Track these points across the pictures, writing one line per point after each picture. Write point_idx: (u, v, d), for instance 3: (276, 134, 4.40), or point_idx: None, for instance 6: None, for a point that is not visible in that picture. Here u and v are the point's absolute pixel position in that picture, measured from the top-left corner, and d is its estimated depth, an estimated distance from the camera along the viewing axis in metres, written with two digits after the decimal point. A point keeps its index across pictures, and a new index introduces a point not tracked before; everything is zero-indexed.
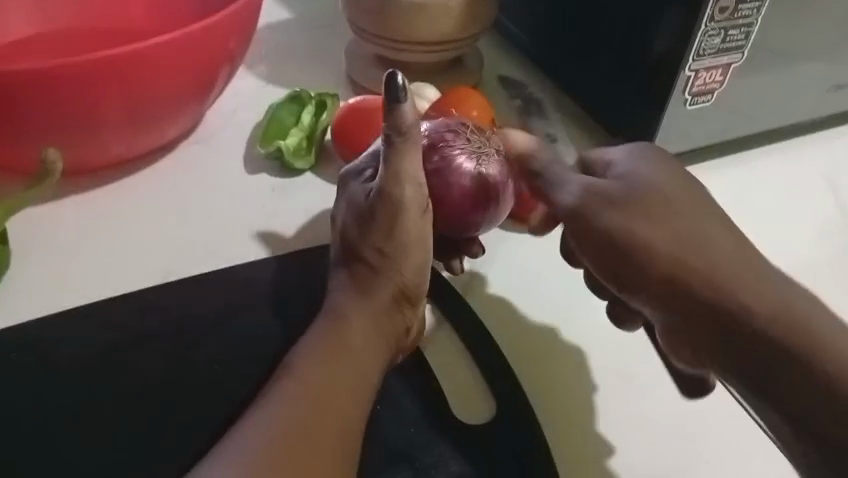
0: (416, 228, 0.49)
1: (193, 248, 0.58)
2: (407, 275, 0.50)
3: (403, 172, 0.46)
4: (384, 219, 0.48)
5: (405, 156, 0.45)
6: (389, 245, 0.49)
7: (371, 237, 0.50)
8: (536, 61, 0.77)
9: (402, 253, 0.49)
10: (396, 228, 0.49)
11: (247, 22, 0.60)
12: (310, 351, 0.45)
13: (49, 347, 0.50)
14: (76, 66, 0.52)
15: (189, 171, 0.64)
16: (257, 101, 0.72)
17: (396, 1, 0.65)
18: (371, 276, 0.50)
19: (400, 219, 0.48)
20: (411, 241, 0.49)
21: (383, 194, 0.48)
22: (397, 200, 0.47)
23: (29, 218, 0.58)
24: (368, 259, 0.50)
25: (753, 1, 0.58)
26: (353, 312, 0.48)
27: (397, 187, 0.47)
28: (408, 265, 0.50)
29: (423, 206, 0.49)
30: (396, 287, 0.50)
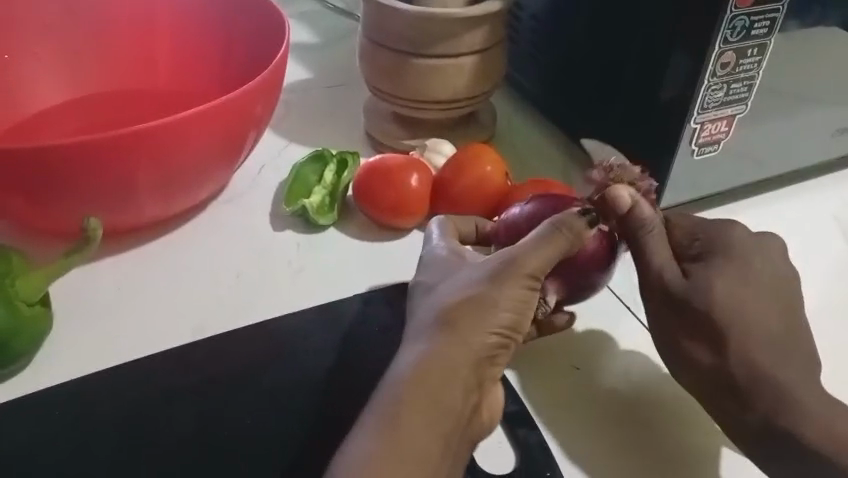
0: (525, 300, 0.45)
1: (223, 306, 0.60)
2: (494, 369, 0.45)
3: (533, 257, 0.46)
4: (494, 297, 0.44)
5: (547, 245, 0.46)
6: (496, 312, 0.44)
7: (476, 300, 0.45)
8: (548, 113, 0.80)
9: (505, 323, 0.44)
10: (501, 317, 0.44)
11: (272, 89, 0.64)
12: (401, 416, 0.42)
13: (87, 405, 0.52)
14: (111, 142, 0.55)
15: (219, 230, 0.67)
16: (282, 159, 0.75)
17: (410, 64, 0.69)
18: (463, 339, 0.44)
19: (511, 308, 0.45)
20: (510, 340, 0.45)
21: (507, 272, 0.45)
22: (515, 270, 0.45)
23: (69, 280, 0.61)
24: (470, 328, 0.44)
25: (753, 56, 0.61)
26: (435, 389, 0.42)
27: (518, 274, 0.45)
28: (503, 328, 0.44)
29: (535, 276, 0.46)
30: (478, 380, 0.44)
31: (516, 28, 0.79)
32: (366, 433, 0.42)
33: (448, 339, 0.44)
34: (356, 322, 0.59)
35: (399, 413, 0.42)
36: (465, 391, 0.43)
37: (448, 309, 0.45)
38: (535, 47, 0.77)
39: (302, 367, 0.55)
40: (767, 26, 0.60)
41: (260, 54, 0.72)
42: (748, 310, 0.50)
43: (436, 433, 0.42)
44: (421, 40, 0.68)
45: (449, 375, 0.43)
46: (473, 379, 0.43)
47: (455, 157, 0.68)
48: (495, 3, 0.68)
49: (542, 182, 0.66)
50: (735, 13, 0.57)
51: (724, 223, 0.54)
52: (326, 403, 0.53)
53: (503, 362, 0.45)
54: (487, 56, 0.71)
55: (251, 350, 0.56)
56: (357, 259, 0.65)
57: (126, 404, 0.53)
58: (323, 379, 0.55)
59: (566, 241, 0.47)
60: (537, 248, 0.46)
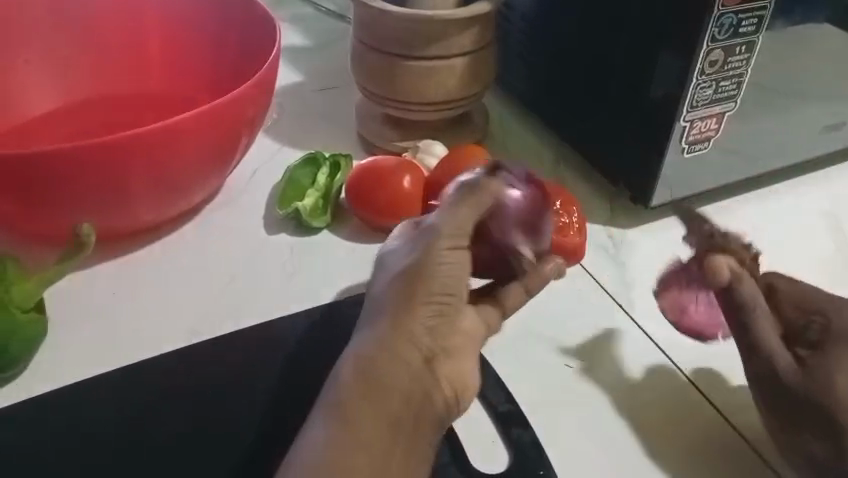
0: (453, 262, 0.39)
1: (217, 309, 0.61)
2: (441, 339, 0.39)
3: (456, 217, 0.40)
4: (421, 263, 0.39)
5: (460, 207, 0.40)
6: (428, 281, 0.39)
7: (410, 273, 0.39)
8: (540, 113, 0.80)
9: (439, 286, 0.39)
10: (434, 281, 0.39)
11: (264, 92, 0.64)
12: (345, 406, 0.39)
13: (81, 410, 0.52)
14: (102, 147, 0.55)
15: (213, 234, 0.67)
16: (276, 163, 0.76)
17: (401, 66, 0.69)
18: (400, 310, 0.39)
19: (440, 269, 0.39)
20: (450, 303, 0.39)
21: (429, 235, 0.39)
22: (432, 235, 0.39)
23: (64, 286, 0.62)
24: (407, 300, 0.39)
25: (742, 54, 0.61)
26: (379, 370, 0.39)
27: (436, 236, 0.39)
28: (441, 293, 0.39)
29: (452, 236, 0.39)
30: (424, 353, 0.39)
31: (507, 29, 0.80)
32: (315, 427, 0.40)
33: (386, 319, 0.39)
34: (349, 324, 0.59)
35: (347, 403, 0.39)
36: (408, 366, 0.39)
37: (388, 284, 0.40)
38: (526, 48, 0.77)
39: (295, 370, 0.56)
40: (755, 23, 0.60)
41: (252, 58, 0.72)
42: (834, 366, 0.44)
43: (382, 417, 0.39)
44: (412, 42, 0.68)
45: (387, 353, 0.39)
46: (418, 355, 0.39)
47: (448, 157, 0.68)
48: (484, 4, 0.68)
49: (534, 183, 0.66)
50: (722, 10, 0.58)
51: (840, 302, 0.47)
52: None
53: (449, 328, 0.39)
54: (478, 57, 0.71)
55: (245, 353, 0.57)
56: (351, 261, 0.66)
57: (121, 409, 0.53)
58: (316, 382, 0.55)
59: (485, 197, 0.40)
60: (457, 204, 0.40)
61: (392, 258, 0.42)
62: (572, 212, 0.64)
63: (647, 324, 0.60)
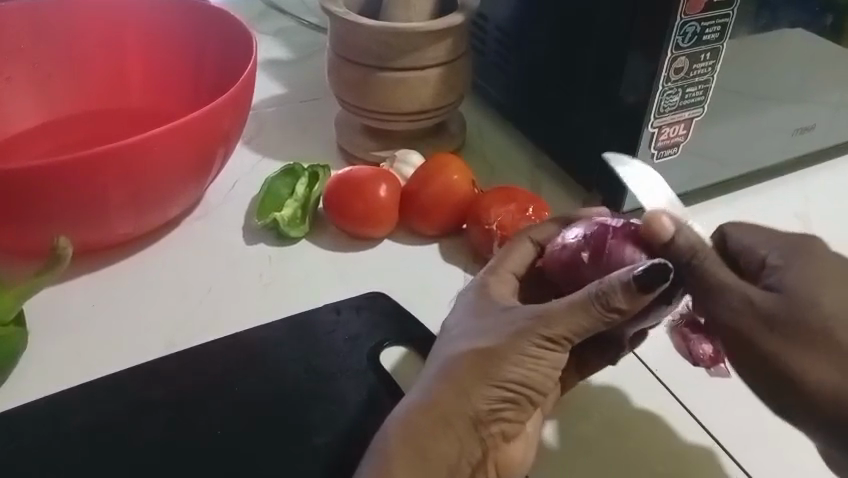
0: (548, 358, 0.45)
1: (196, 319, 0.62)
2: (503, 424, 0.45)
3: (559, 326, 0.44)
4: (505, 350, 0.44)
5: (578, 316, 0.44)
6: (515, 371, 0.44)
7: (499, 356, 0.44)
8: (517, 122, 0.81)
9: (525, 376, 0.45)
10: (509, 372, 0.44)
11: (240, 106, 0.66)
12: (393, 461, 0.44)
13: (59, 421, 0.53)
14: (80, 162, 0.56)
15: (193, 246, 0.68)
16: (255, 174, 0.77)
17: (376, 78, 0.71)
18: (478, 386, 0.44)
19: (528, 370, 0.45)
20: (525, 397, 0.45)
21: (526, 332, 0.45)
22: (536, 334, 0.44)
23: (43, 298, 0.63)
24: (491, 380, 0.44)
25: (706, 60, 0.63)
26: (444, 431, 0.44)
27: (532, 338, 0.45)
28: (523, 382, 0.45)
29: (558, 337, 0.44)
30: (480, 432, 0.44)
31: (483, 40, 0.81)
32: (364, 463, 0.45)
33: (450, 388, 0.44)
34: (325, 331, 0.60)
35: (402, 451, 0.44)
36: (461, 445, 0.44)
37: (469, 354, 0.45)
38: (502, 58, 0.79)
39: (270, 379, 0.57)
40: (718, 31, 0.62)
41: (230, 72, 0.74)
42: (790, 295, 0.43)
43: None
44: (387, 54, 0.69)
45: (444, 424, 0.44)
46: (482, 426, 0.44)
47: (424, 167, 0.70)
48: (457, 15, 0.70)
49: (507, 188, 0.68)
50: (685, 19, 0.59)
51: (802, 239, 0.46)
52: (293, 411, 0.54)
53: (514, 415, 0.45)
54: (452, 67, 0.72)
55: (223, 361, 0.58)
56: (327, 269, 0.67)
57: (99, 420, 0.54)
58: (291, 389, 0.56)
59: (600, 311, 0.44)
60: (564, 314, 0.44)
61: (478, 331, 0.47)
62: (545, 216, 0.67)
63: None
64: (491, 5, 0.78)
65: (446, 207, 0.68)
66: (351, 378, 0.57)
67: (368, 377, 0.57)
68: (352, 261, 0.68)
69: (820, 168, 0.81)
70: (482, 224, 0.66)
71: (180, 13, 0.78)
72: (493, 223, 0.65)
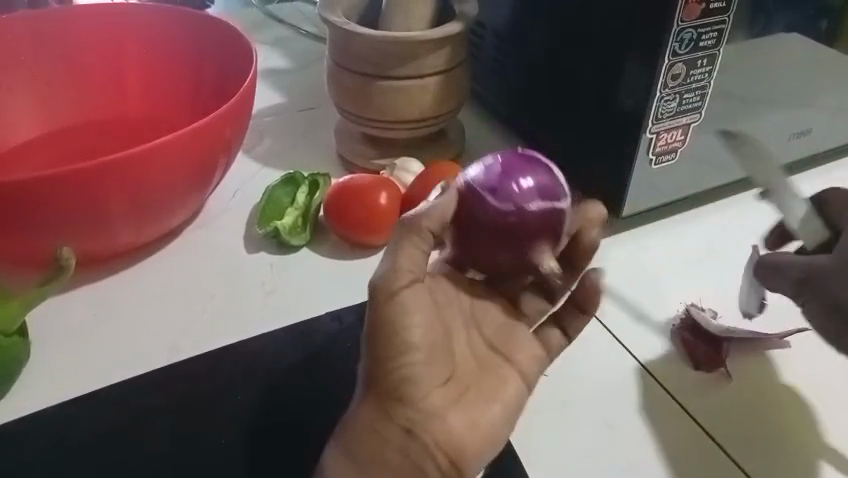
0: (402, 307, 0.45)
1: (198, 328, 0.62)
2: (415, 397, 0.45)
3: (392, 272, 0.45)
4: (373, 327, 0.45)
5: (400, 251, 0.45)
6: (382, 337, 0.45)
7: (370, 334, 0.45)
8: (514, 128, 0.82)
9: (404, 334, 0.45)
10: (390, 346, 0.45)
11: (240, 115, 0.66)
12: None
13: (63, 434, 0.53)
14: (82, 172, 0.57)
15: (194, 255, 0.69)
16: (256, 182, 0.77)
17: (376, 86, 0.71)
18: (372, 368, 0.45)
19: (401, 334, 0.45)
20: (417, 363, 0.45)
21: (373, 300, 0.45)
22: (384, 294, 0.45)
23: (45, 309, 0.63)
24: (376, 358, 0.45)
25: (704, 67, 0.64)
26: (371, 425, 0.45)
27: (375, 297, 0.45)
28: (404, 344, 0.45)
29: (403, 284, 0.45)
30: (402, 423, 0.45)
31: (481, 47, 0.82)
32: None
33: (367, 406, 0.46)
34: (330, 338, 0.61)
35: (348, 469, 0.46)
36: (388, 435, 0.45)
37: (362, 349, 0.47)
38: (499, 65, 0.80)
39: (276, 386, 0.57)
40: (715, 37, 0.62)
41: (231, 81, 0.74)
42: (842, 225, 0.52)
43: None
44: (385, 62, 0.70)
45: (376, 430, 0.45)
46: (399, 405, 0.45)
47: (424, 175, 0.70)
48: (456, 24, 0.70)
49: None
50: (681, 26, 0.60)
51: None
52: (300, 419, 0.55)
53: (424, 385, 0.46)
54: (450, 75, 0.73)
55: (226, 369, 0.58)
56: (330, 276, 0.67)
57: (103, 430, 0.54)
58: (296, 397, 0.56)
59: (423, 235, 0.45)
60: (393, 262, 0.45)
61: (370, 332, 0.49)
62: None
63: (619, 332, 0.62)
64: (488, 13, 0.79)
65: None
66: (356, 387, 0.57)
67: None
68: (352, 269, 0.68)
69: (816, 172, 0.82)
70: None
71: (179, 23, 0.78)
72: None
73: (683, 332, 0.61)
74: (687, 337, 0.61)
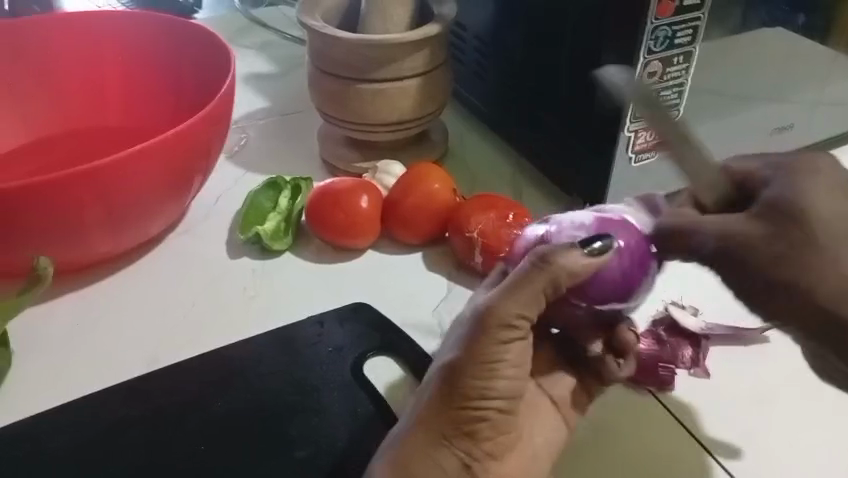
0: (512, 354, 0.45)
1: (179, 334, 0.62)
2: (484, 438, 0.46)
3: (522, 316, 0.44)
4: (466, 360, 0.44)
5: (533, 293, 0.44)
6: (484, 377, 0.44)
7: (464, 366, 0.44)
8: (497, 129, 0.82)
9: (497, 378, 0.44)
10: (476, 385, 0.44)
11: (219, 120, 0.66)
12: None
13: (42, 442, 0.53)
14: (60, 181, 0.57)
15: (176, 261, 0.69)
16: (239, 188, 0.77)
17: (356, 89, 0.71)
18: (449, 396, 0.44)
19: (493, 378, 0.44)
20: (497, 409, 0.45)
21: (481, 334, 0.44)
22: (502, 336, 0.44)
23: (26, 318, 0.63)
24: (463, 392, 0.44)
25: (680, 64, 0.64)
26: (427, 450, 0.45)
27: (497, 334, 0.44)
28: (498, 389, 0.45)
29: (522, 329, 0.45)
30: (460, 458, 0.45)
31: (462, 48, 0.82)
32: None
33: (424, 432, 0.45)
34: (309, 343, 0.61)
35: None
36: (443, 467, 0.45)
37: (441, 371, 0.45)
38: (480, 66, 0.80)
39: (255, 391, 0.57)
40: (690, 34, 0.62)
41: (212, 86, 0.75)
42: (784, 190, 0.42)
43: None
44: (364, 65, 0.70)
45: (426, 455, 0.45)
46: (463, 440, 0.45)
47: (404, 177, 0.70)
48: (433, 25, 0.70)
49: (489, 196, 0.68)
50: (656, 23, 0.60)
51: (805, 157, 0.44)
52: (277, 423, 0.55)
53: (494, 430, 0.46)
54: (430, 76, 0.73)
55: (207, 375, 0.58)
56: (312, 281, 0.67)
57: (83, 437, 0.54)
58: (275, 402, 0.56)
59: (556, 275, 0.44)
60: (509, 297, 0.44)
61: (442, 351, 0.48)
62: (525, 222, 0.67)
63: None
64: (467, 14, 0.79)
65: (427, 216, 0.69)
66: (334, 390, 0.57)
67: (352, 389, 0.57)
68: (336, 271, 0.68)
69: None
70: (463, 233, 0.66)
71: (159, 30, 0.78)
72: (474, 231, 0.65)
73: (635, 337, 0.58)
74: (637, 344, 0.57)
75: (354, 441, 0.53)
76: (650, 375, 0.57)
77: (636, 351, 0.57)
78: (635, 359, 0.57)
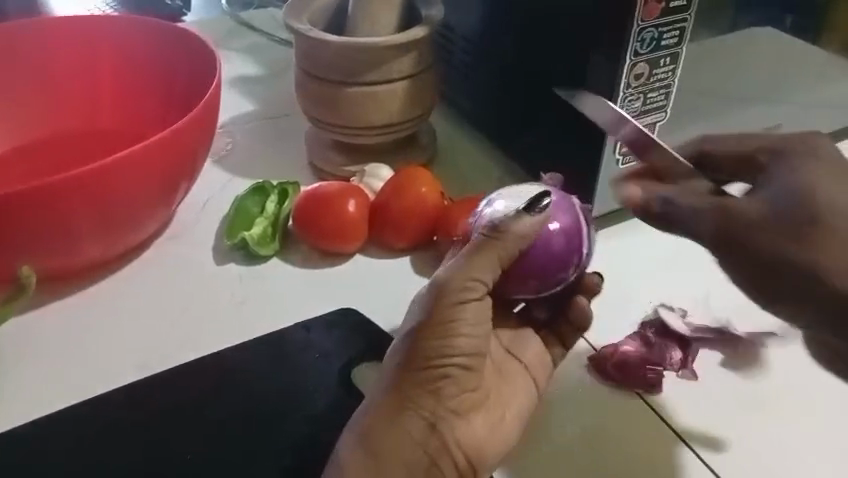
0: (470, 313, 0.46)
1: (166, 342, 0.61)
2: (449, 399, 0.46)
3: (475, 278, 0.46)
4: (426, 321, 0.46)
5: (485, 255, 0.46)
6: (442, 334, 0.45)
7: (424, 327, 0.46)
8: (486, 131, 0.82)
9: (457, 335, 0.46)
10: (435, 344, 0.45)
11: (205, 125, 0.66)
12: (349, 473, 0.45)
13: (27, 453, 0.53)
14: (43, 188, 0.56)
15: (163, 267, 0.68)
16: (226, 192, 0.77)
17: (342, 92, 0.71)
18: (412, 357, 0.45)
19: (452, 337, 0.46)
20: (460, 367, 0.46)
21: (439, 299, 0.46)
22: (457, 296, 0.46)
23: (12, 326, 0.62)
24: (425, 351, 0.45)
25: (667, 65, 0.64)
26: (397, 414, 0.45)
27: (453, 295, 0.46)
28: (459, 346, 0.46)
29: (477, 289, 0.46)
30: (426, 419, 0.45)
31: (449, 50, 0.82)
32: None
33: (391, 397, 0.46)
34: (296, 349, 0.60)
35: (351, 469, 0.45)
36: (411, 432, 0.45)
37: (404, 335, 0.46)
38: (468, 68, 0.79)
39: (242, 398, 0.56)
40: (677, 35, 0.62)
41: (198, 90, 0.74)
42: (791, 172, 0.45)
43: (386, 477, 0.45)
44: (351, 68, 0.70)
45: (390, 419, 0.45)
46: (430, 399, 0.45)
47: (392, 181, 0.70)
48: (421, 27, 0.70)
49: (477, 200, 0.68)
50: (642, 25, 0.60)
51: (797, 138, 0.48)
52: (264, 431, 0.54)
53: (459, 388, 0.46)
54: (417, 79, 0.73)
55: (193, 382, 0.58)
56: (300, 286, 0.67)
57: (68, 447, 0.53)
58: (263, 409, 0.56)
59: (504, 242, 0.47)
60: (464, 264, 0.46)
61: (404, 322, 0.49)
62: None
63: (589, 333, 0.62)
64: (454, 16, 0.79)
65: (415, 220, 0.68)
66: (323, 397, 0.56)
67: (339, 395, 0.56)
68: (325, 277, 0.68)
69: None
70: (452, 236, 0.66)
71: (145, 34, 0.78)
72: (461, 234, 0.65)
73: (622, 341, 0.59)
74: (624, 347, 0.58)
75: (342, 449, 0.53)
76: (643, 376, 0.57)
77: (621, 351, 0.58)
78: (620, 358, 0.58)
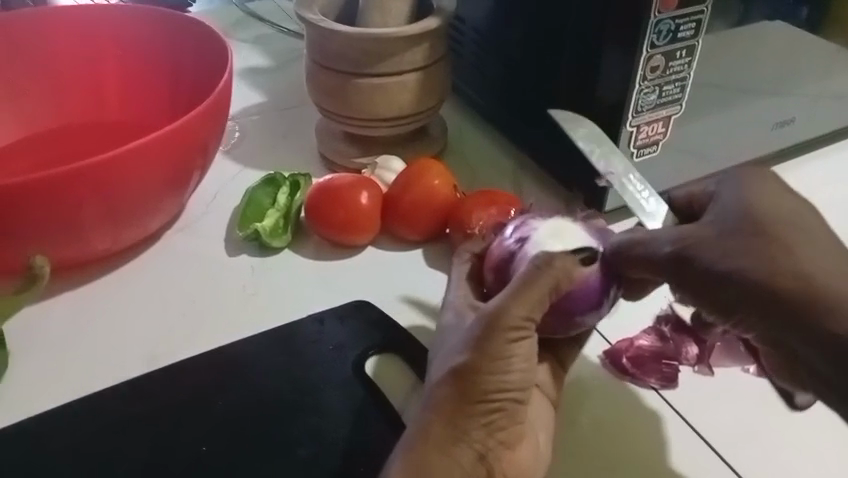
0: (521, 349, 0.46)
1: (178, 333, 0.61)
2: (498, 431, 0.46)
3: (529, 318, 0.45)
4: (480, 360, 0.45)
5: (540, 295, 0.45)
6: (497, 372, 0.45)
7: (478, 364, 0.45)
8: (497, 124, 0.81)
9: (510, 371, 0.45)
10: (488, 382, 0.45)
11: (217, 117, 0.66)
12: None
13: (41, 443, 0.53)
14: (56, 179, 0.56)
15: (174, 258, 0.68)
16: (236, 184, 0.76)
17: (354, 83, 0.71)
18: (463, 393, 0.45)
19: (505, 372, 0.45)
20: (511, 400, 0.46)
21: (492, 337, 0.45)
22: (512, 336, 0.45)
23: (23, 317, 0.62)
24: (478, 387, 0.45)
25: (682, 58, 0.63)
26: (446, 444, 0.45)
27: (507, 334, 0.45)
28: (510, 382, 0.45)
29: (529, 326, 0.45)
30: (477, 450, 0.45)
31: (461, 42, 0.81)
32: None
33: (443, 430, 0.45)
34: (307, 343, 0.60)
35: None
36: (462, 463, 0.45)
37: (452, 369, 0.45)
38: (479, 60, 0.79)
39: (255, 391, 0.56)
40: (693, 28, 0.62)
41: (210, 81, 0.74)
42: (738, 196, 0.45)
43: None
44: (363, 60, 0.69)
45: (441, 449, 0.45)
46: (480, 431, 0.45)
47: (404, 173, 0.69)
48: (434, 19, 0.70)
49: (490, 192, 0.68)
50: (659, 17, 0.59)
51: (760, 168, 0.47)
52: (276, 424, 0.54)
53: (509, 419, 0.46)
54: (429, 71, 0.72)
55: (206, 374, 0.57)
56: (311, 279, 0.67)
57: (82, 437, 0.53)
58: (276, 402, 0.55)
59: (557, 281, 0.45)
60: (518, 301, 0.45)
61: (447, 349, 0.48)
62: None
63: (603, 327, 0.62)
64: (467, 8, 0.79)
65: (427, 212, 0.68)
66: (336, 390, 0.56)
67: (350, 389, 0.56)
68: (337, 269, 0.68)
69: (804, 160, 0.81)
70: (464, 229, 0.66)
71: (155, 24, 0.77)
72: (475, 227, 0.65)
73: (637, 336, 0.59)
74: (639, 341, 0.59)
75: (353, 442, 0.53)
76: (653, 371, 0.57)
77: (637, 344, 0.59)
78: (634, 353, 0.58)
